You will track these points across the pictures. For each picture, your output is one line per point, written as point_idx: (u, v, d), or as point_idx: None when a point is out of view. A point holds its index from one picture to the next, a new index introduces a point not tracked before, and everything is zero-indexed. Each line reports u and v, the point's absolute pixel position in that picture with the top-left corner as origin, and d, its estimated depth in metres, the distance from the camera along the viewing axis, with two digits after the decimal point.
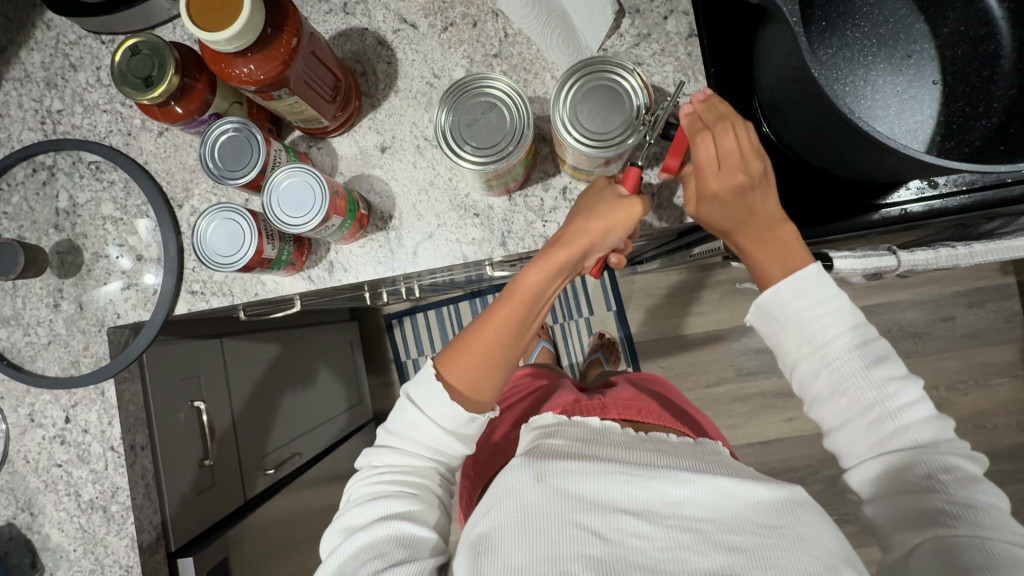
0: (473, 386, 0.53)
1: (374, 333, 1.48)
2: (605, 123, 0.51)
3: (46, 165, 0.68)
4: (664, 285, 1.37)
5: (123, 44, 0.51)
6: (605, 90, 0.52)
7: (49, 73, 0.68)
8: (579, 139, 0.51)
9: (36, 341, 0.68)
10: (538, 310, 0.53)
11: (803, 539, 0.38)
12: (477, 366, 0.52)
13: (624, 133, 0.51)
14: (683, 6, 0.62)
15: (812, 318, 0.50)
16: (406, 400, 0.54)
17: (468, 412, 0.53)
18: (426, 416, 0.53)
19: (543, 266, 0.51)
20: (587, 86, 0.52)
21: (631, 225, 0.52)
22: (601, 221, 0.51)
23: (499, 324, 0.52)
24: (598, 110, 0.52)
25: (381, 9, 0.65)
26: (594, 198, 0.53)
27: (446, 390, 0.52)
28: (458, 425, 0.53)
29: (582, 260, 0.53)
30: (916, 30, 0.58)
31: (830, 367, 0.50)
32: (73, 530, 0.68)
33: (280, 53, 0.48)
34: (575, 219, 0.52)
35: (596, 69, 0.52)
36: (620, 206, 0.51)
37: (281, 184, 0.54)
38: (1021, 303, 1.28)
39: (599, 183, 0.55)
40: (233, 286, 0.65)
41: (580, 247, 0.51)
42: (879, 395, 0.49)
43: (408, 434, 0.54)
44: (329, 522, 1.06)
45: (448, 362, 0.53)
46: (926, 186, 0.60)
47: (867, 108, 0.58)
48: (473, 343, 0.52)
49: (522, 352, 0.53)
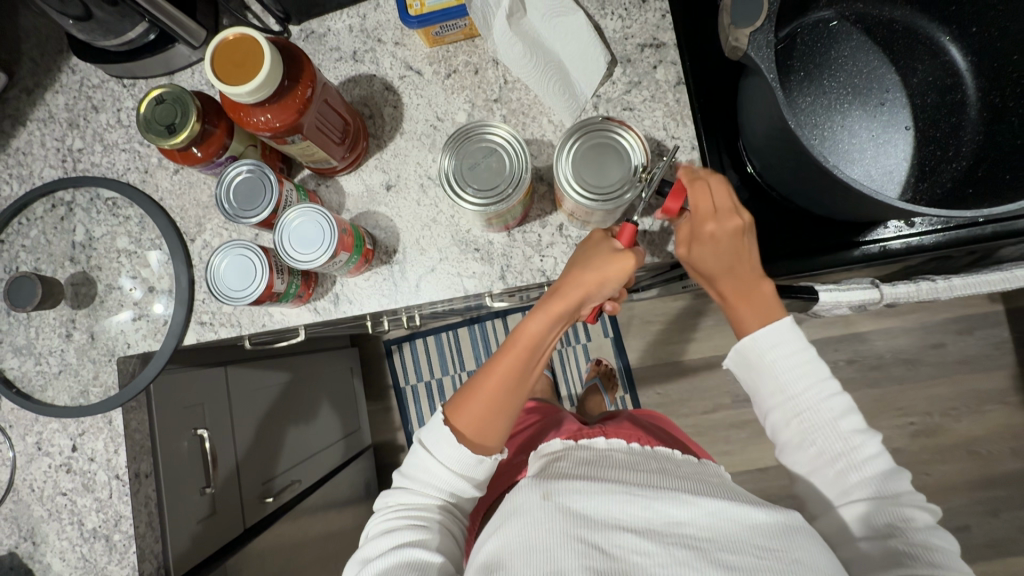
0: (481, 435, 0.55)
1: (374, 359, 1.49)
2: (604, 177, 0.55)
3: (64, 201, 0.71)
4: (661, 312, 1.40)
5: (148, 95, 0.55)
6: (605, 148, 0.55)
7: (71, 114, 0.72)
8: (581, 193, 0.55)
9: (46, 371, 0.69)
10: (539, 358, 0.56)
11: (794, 564, 0.40)
12: (484, 414, 0.55)
13: (622, 188, 0.55)
14: (671, 56, 0.66)
15: (787, 370, 0.56)
16: (417, 444, 0.57)
17: (475, 454, 0.55)
18: (436, 459, 0.55)
19: (544, 314, 0.54)
20: (587, 144, 0.56)
21: (624, 276, 0.54)
22: (596, 274, 0.54)
23: (503, 371, 0.55)
24: (598, 167, 0.55)
25: (388, 57, 0.69)
26: (590, 249, 0.56)
27: (454, 435, 0.55)
28: (466, 467, 0.55)
29: (580, 309, 0.56)
30: (887, 80, 0.63)
31: (801, 417, 0.55)
32: (75, 559, 0.69)
33: (295, 103, 0.51)
34: (572, 270, 0.55)
35: (597, 128, 0.56)
36: (615, 259, 0.54)
37: (292, 223, 0.57)
38: (1010, 329, 1.31)
39: (595, 236, 0.57)
40: (241, 317, 0.67)
41: (577, 297, 0.54)
42: (845, 446, 0.54)
43: (420, 476, 0.56)
44: (327, 550, 1.06)
45: (456, 410, 0.56)
46: (903, 226, 0.64)
47: (845, 152, 0.62)
48: (481, 392, 0.55)
49: (525, 395, 0.56)
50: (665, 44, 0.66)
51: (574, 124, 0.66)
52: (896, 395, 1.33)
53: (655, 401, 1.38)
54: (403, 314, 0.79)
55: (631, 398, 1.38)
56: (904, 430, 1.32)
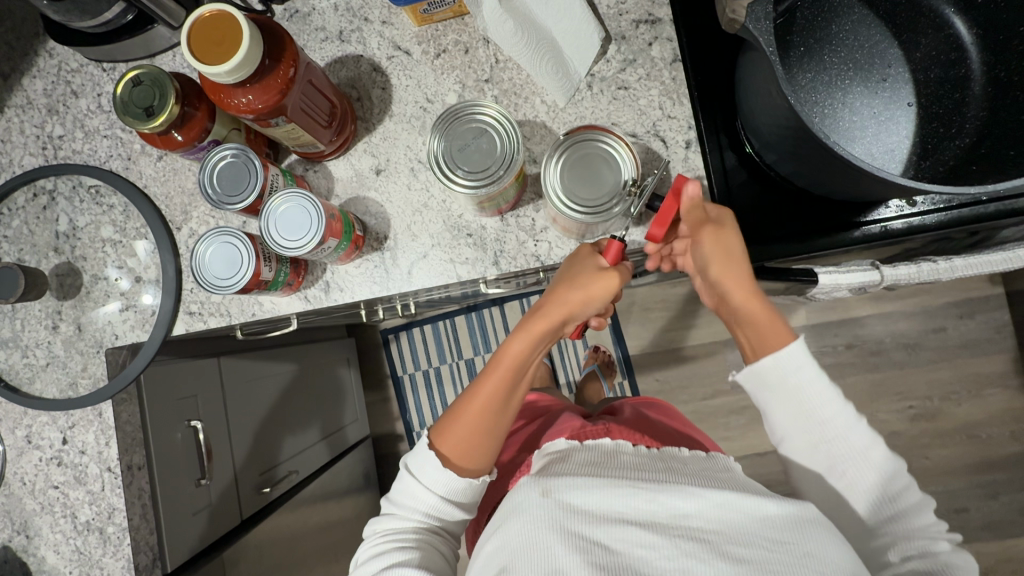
0: (467, 457, 0.56)
1: (371, 349, 1.49)
2: (595, 189, 0.54)
3: (46, 189, 0.69)
4: (659, 298, 1.38)
5: (125, 76, 0.53)
6: (594, 160, 0.54)
7: (50, 99, 0.70)
8: (573, 205, 0.54)
9: (34, 363, 0.68)
10: (522, 378, 0.55)
11: (792, 554, 0.39)
12: (469, 439, 0.55)
13: (612, 201, 0.54)
14: (667, 33, 0.64)
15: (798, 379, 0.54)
16: (403, 470, 0.57)
17: (462, 478, 0.56)
18: (421, 484, 0.56)
19: (525, 336, 0.54)
20: (575, 156, 0.54)
21: (612, 294, 0.54)
22: (582, 292, 0.53)
23: (486, 396, 0.54)
24: (587, 179, 0.54)
25: (376, 37, 0.67)
26: (576, 266, 0.55)
27: (439, 459, 0.56)
28: (453, 491, 0.56)
29: (564, 327, 0.56)
30: (889, 55, 0.61)
31: (806, 419, 0.55)
32: (69, 552, 0.68)
33: (277, 83, 0.50)
34: (557, 289, 0.54)
35: (584, 139, 0.54)
36: (602, 277, 0.53)
37: (278, 209, 0.55)
38: (1010, 312, 1.30)
39: (582, 251, 0.56)
40: (230, 307, 0.66)
41: (558, 318, 0.54)
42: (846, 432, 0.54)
43: (407, 501, 0.57)
44: (326, 539, 1.06)
45: (441, 436, 0.56)
46: (904, 205, 0.63)
47: (845, 130, 0.60)
48: (464, 417, 0.55)
49: (512, 416, 0.56)
50: (661, 21, 0.64)
51: (568, 104, 0.64)
52: (896, 379, 1.33)
53: (654, 387, 1.38)
54: (397, 302, 0.77)
55: (629, 384, 1.38)
56: (903, 413, 1.32)
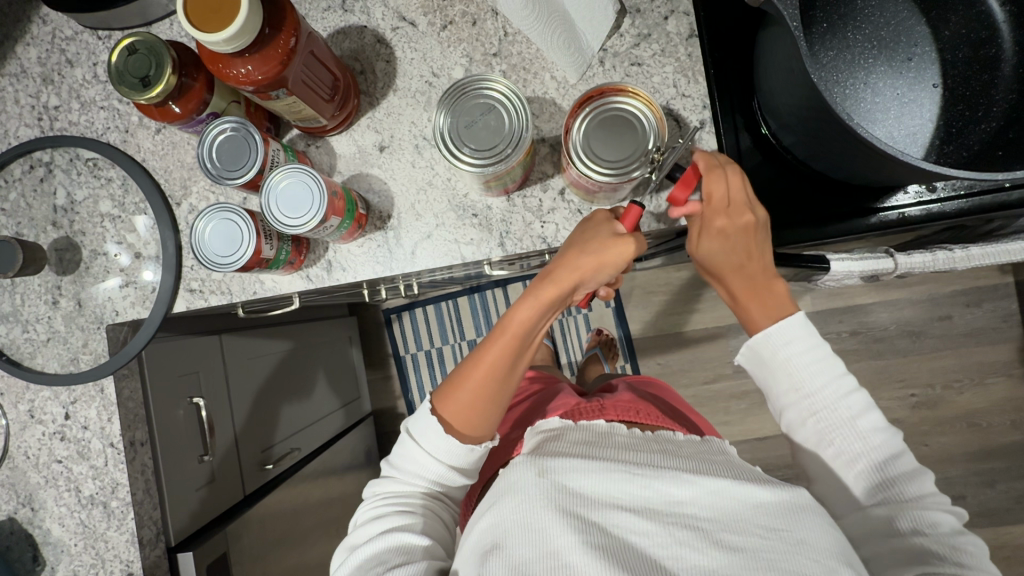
0: (469, 424, 0.55)
1: (374, 329, 1.48)
2: (615, 155, 0.52)
3: (43, 161, 0.68)
4: (665, 283, 1.37)
5: (120, 44, 0.51)
6: (616, 127, 0.53)
7: (45, 68, 0.68)
8: (591, 170, 0.52)
9: (35, 339, 0.68)
10: (527, 346, 0.54)
11: (803, 542, 0.40)
12: (472, 405, 0.54)
13: (630, 165, 0.52)
14: (684, 6, 0.62)
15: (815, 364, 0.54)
16: (406, 434, 0.57)
17: (464, 444, 0.56)
18: (424, 449, 0.56)
19: (535, 302, 0.52)
20: (599, 120, 0.53)
21: (623, 263, 0.53)
22: (594, 257, 0.52)
23: (489, 362, 0.53)
24: (605, 142, 0.53)
25: (380, 7, 0.64)
26: (590, 232, 0.53)
27: (442, 425, 0.55)
28: (453, 458, 0.56)
29: (573, 293, 0.54)
30: (916, 33, 0.58)
31: (824, 412, 0.54)
32: (73, 525, 0.69)
33: (277, 53, 0.48)
34: (568, 252, 0.53)
35: (604, 107, 0.53)
36: (614, 244, 0.52)
37: (278, 186, 0.54)
38: (1018, 302, 1.28)
39: (598, 217, 0.55)
40: (231, 285, 0.65)
41: (569, 282, 0.53)
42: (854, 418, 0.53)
43: (407, 466, 0.57)
44: (327, 516, 1.07)
45: (444, 401, 0.55)
46: (924, 191, 0.61)
47: (866, 112, 0.58)
48: (467, 383, 0.54)
49: (515, 384, 0.55)
50: None
51: (579, 81, 0.62)
52: (899, 367, 1.32)
53: (656, 372, 1.38)
54: (400, 282, 0.76)
55: (631, 368, 1.38)
56: (905, 402, 1.32)
